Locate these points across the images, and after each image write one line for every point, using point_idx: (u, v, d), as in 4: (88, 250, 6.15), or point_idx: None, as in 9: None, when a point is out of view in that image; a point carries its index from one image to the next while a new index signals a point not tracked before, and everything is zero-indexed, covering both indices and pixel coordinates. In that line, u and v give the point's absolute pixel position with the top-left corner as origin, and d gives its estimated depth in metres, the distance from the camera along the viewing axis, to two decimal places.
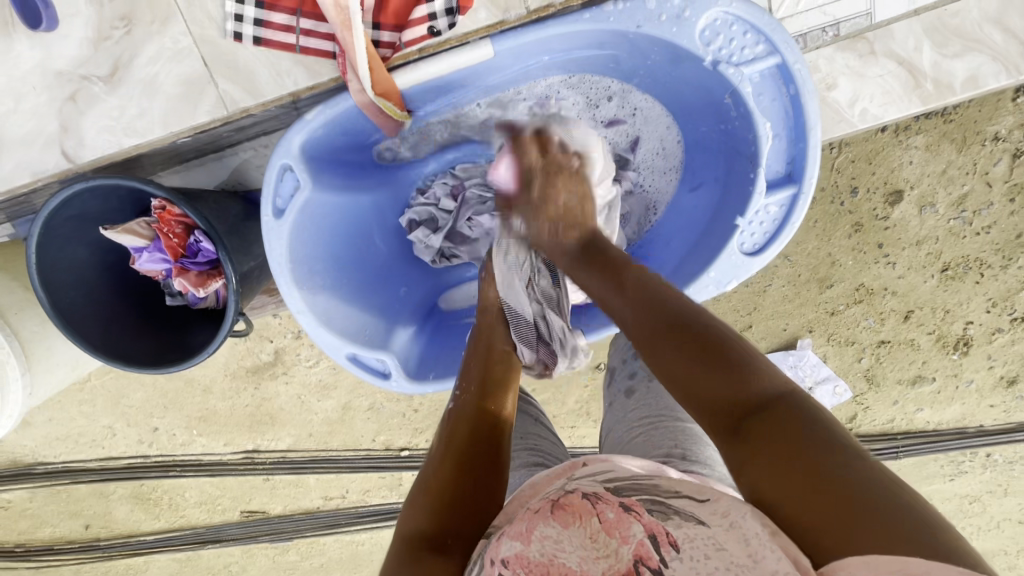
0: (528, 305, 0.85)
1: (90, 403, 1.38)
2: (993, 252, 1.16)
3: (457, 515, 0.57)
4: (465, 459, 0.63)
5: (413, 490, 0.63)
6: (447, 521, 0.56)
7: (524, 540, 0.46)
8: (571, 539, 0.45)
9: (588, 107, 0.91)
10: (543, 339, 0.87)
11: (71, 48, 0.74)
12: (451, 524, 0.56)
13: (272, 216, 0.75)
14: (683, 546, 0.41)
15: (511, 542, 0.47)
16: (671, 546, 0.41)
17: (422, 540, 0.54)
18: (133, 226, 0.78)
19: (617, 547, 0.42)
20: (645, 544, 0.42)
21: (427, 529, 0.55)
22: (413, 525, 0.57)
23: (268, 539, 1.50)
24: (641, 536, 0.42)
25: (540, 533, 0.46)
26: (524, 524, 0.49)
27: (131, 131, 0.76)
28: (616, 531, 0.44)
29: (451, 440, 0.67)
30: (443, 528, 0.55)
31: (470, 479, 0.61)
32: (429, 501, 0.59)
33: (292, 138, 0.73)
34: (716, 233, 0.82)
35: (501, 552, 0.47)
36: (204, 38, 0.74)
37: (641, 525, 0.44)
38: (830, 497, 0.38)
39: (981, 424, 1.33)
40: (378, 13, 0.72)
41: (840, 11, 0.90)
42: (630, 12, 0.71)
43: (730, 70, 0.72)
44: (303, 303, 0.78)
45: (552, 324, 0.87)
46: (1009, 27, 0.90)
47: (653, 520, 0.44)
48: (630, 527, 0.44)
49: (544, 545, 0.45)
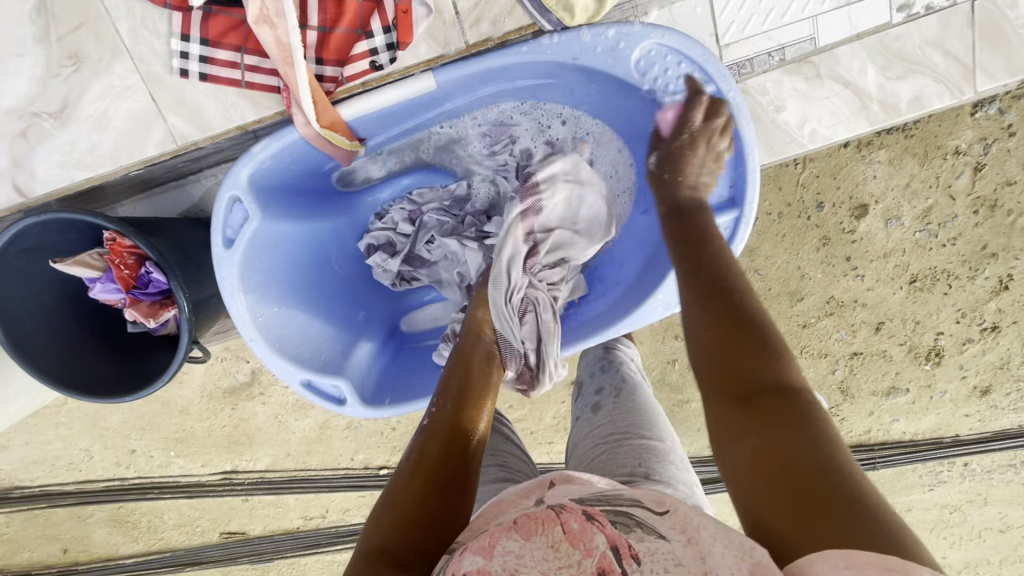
0: (523, 335, 0.85)
1: (66, 426, 1.37)
2: (960, 263, 1.18)
3: (426, 531, 0.57)
4: (436, 477, 0.63)
5: (378, 503, 0.63)
6: (411, 538, 0.56)
7: (486, 556, 0.47)
8: (533, 552, 0.47)
9: (541, 131, 0.92)
10: (531, 370, 0.86)
11: (20, 86, 0.75)
12: (415, 541, 0.56)
13: (222, 246, 0.76)
14: (644, 559, 0.45)
15: (473, 557, 0.48)
16: (633, 560, 0.45)
17: (384, 557, 0.54)
18: (85, 258, 0.78)
19: (580, 559, 0.46)
20: (607, 557, 0.45)
21: (389, 541, 0.56)
22: (377, 541, 0.56)
23: (248, 560, 1.49)
24: (605, 549, 0.46)
25: (503, 547, 0.48)
26: (488, 539, 0.50)
27: (82, 165, 0.77)
28: (579, 543, 0.47)
29: (422, 458, 0.65)
30: (406, 543, 0.56)
31: (436, 496, 0.61)
32: (395, 516, 0.59)
33: (240, 170, 0.74)
34: (664, 255, 0.84)
35: (463, 566, 0.48)
36: (151, 75, 0.75)
37: (604, 536, 0.47)
38: (823, 488, 0.44)
39: (957, 434, 1.34)
40: (320, 49, 0.73)
41: (785, 36, 0.92)
42: (566, 45, 0.73)
43: (665, 98, 0.76)
44: (257, 332, 0.80)
45: (546, 360, 0.85)
46: (950, 51, 0.93)
47: (616, 532, 0.48)
48: (593, 539, 0.47)
49: (506, 560, 0.46)
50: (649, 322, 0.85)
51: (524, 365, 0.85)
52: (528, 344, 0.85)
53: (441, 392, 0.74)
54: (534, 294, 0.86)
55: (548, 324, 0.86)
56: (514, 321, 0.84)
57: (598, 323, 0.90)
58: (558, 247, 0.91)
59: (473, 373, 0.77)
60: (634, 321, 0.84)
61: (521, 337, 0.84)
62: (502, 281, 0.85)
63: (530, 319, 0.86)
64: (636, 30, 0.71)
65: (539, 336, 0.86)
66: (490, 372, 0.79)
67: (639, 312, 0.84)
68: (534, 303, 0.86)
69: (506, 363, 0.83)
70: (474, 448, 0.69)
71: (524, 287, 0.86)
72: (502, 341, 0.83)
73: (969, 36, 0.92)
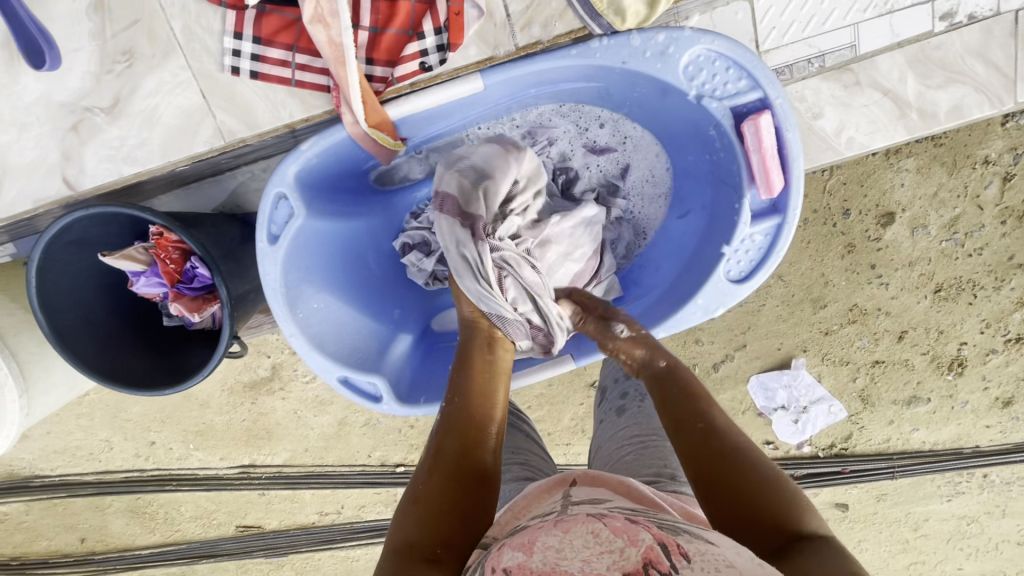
0: (515, 303, 0.81)
1: (88, 417, 1.38)
2: (986, 273, 1.17)
3: (454, 528, 0.59)
4: (458, 472, 0.64)
5: (402, 500, 0.64)
6: (440, 533, 0.58)
7: (526, 551, 0.48)
8: (573, 543, 0.47)
9: (580, 133, 0.93)
10: (544, 329, 0.85)
11: (73, 81, 0.77)
12: (445, 537, 0.58)
13: (267, 242, 0.77)
14: (692, 558, 0.45)
15: (513, 552, 0.49)
16: (682, 557, 0.45)
17: (412, 551, 0.56)
18: (132, 252, 0.80)
19: (624, 547, 0.46)
20: (654, 550, 0.45)
21: (417, 536, 0.58)
22: (404, 536, 0.58)
23: (263, 554, 1.50)
24: (652, 542, 0.46)
25: (543, 544, 0.48)
26: (527, 536, 0.51)
27: (131, 160, 0.79)
28: (622, 534, 0.48)
29: (441, 454, 0.66)
30: (435, 538, 0.57)
31: (458, 491, 0.62)
32: (421, 512, 0.60)
33: (288, 167, 0.75)
34: (704, 260, 0.84)
35: (503, 561, 0.49)
36: (202, 72, 0.77)
37: (651, 535, 0.48)
38: None
39: (977, 444, 1.33)
40: (371, 49, 0.74)
41: (826, 43, 0.92)
42: (615, 48, 0.73)
43: (714, 104, 0.75)
44: (297, 328, 0.80)
45: (548, 313, 0.83)
46: (991, 60, 0.92)
47: (663, 533, 0.49)
48: (639, 534, 0.48)
49: (547, 554, 0.47)
50: (686, 326, 0.85)
51: (532, 329, 0.84)
52: (524, 306, 0.81)
53: (452, 387, 0.73)
54: (505, 255, 0.79)
55: (533, 280, 0.82)
56: (499, 296, 0.79)
57: None
58: (491, 197, 0.81)
59: (476, 361, 0.76)
60: (672, 326, 0.85)
61: (513, 305, 0.81)
62: (464, 269, 0.78)
63: (513, 283, 0.80)
64: (685, 34, 0.72)
65: (530, 293, 0.82)
66: (495, 359, 0.78)
67: (676, 318, 0.84)
68: (514, 266, 0.80)
69: (511, 335, 0.81)
70: (491, 440, 0.69)
71: (491, 255, 0.78)
72: (499, 318, 0.79)
73: (1010, 45, 0.92)
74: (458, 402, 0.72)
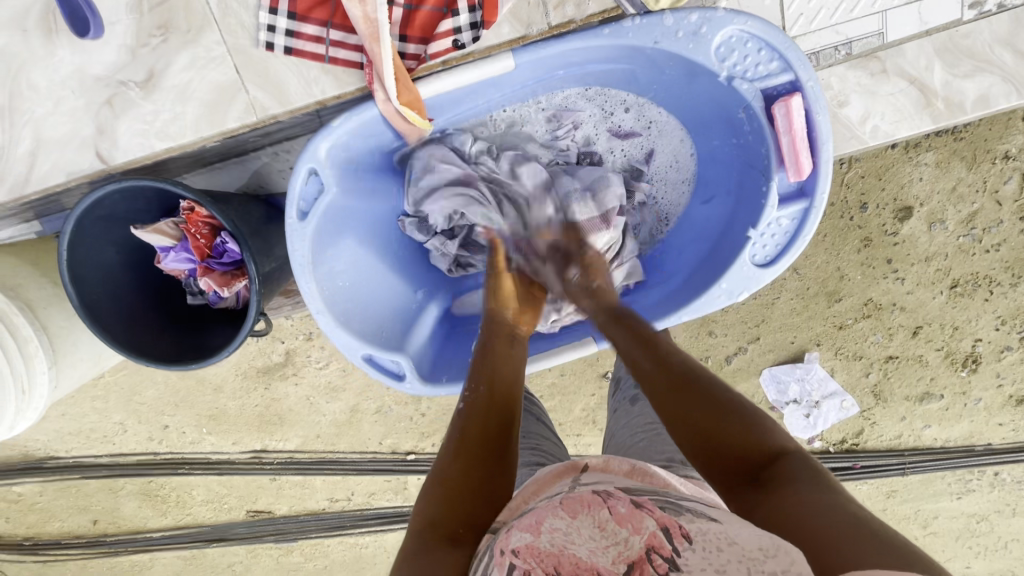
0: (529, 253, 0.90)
1: (103, 399, 1.39)
2: (1002, 269, 1.17)
3: (479, 512, 0.59)
4: (482, 455, 0.63)
5: (424, 481, 0.64)
6: (462, 515, 0.58)
7: (534, 532, 0.49)
8: (580, 531, 0.49)
9: (605, 117, 0.93)
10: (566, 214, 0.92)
11: (110, 55, 0.78)
12: (466, 518, 0.58)
13: (296, 218, 0.77)
14: (694, 539, 0.45)
15: (522, 533, 0.50)
16: (684, 539, 0.45)
17: (436, 532, 0.56)
18: (162, 226, 0.81)
19: (628, 536, 0.46)
20: (657, 536, 0.46)
21: (440, 516, 0.58)
22: (427, 518, 0.58)
23: (273, 540, 1.50)
24: (654, 529, 0.47)
25: (550, 526, 0.50)
26: (535, 517, 0.52)
27: (164, 135, 0.81)
28: (627, 522, 0.48)
29: (465, 439, 0.65)
30: (457, 520, 0.57)
31: (483, 474, 0.61)
32: (444, 493, 0.60)
33: (319, 144, 0.76)
34: (728, 244, 0.84)
35: (511, 542, 0.49)
36: (237, 48, 0.79)
37: (653, 519, 0.48)
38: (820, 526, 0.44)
39: (989, 442, 1.32)
40: (405, 26, 0.77)
41: (854, 30, 0.92)
42: (647, 28, 0.74)
43: (744, 85, 0.76)
44: (323, 304, 0.81)
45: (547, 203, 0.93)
46: (1019, 50, 0.92)
47: (665, 515, 0.49)
48: (642, 520, 0.48)
49: (553, 537, 0.48)
50: (710, 311, 0.85)
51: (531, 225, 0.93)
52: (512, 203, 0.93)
53: (475, 374, 0.73)
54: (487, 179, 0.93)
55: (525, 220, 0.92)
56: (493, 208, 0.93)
57: (656, 311, 0.90)
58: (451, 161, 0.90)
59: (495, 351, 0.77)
60: (694, 310, 0.85)
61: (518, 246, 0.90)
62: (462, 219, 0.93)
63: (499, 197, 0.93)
64: (718, 15, 0.72)
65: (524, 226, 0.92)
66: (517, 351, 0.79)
67: (701, 301, 0.84)
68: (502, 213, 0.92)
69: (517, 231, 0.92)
70: (514, 422, 0.69)
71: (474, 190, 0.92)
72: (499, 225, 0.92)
73: None
74: (479, 392, 0.71)
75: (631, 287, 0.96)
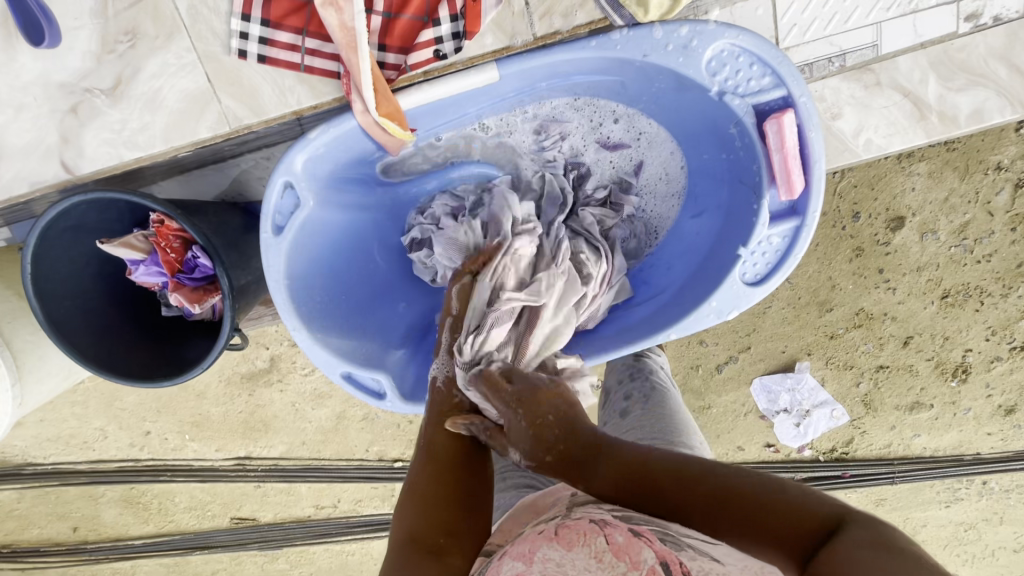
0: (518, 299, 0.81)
1: (82, 405, 1.35)
2: (994, 280, 1.16)
3: (454, 516, 0.59)
4: (451, 464, 0.66)
5: (402, 496, 0.64)
6: (440, 523, 0.58)
7: (525, 561, 0.47)
8: (574, 562, 0.46)
9: (593, 129, 0.90)
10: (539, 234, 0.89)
11: (74, 61, 0.75)
12: (445, 526, 0.57)
13: (272, 233, 0.75)
14: None
15: (513, 562, 0.48)
16: None
17: (417, 542, 0.55)
18: (131, 240, 0.78)
19: (625, 570, 0.43)
20: (657, 572, 0.42)
21: (419, 526, 0.57)
22: (409, 528, 0.57)
23: (257, 547, 1.46)
24: (654, 563, 0.43)
25: (543, 555, 0.47)
26: (528, 546, 0.50)
27: (132, 144, 0.78)
28: (625, 555, 0.45)
29: (433, 447, 0.68)
30: (435, 529, 0.57)
31: (453, 477, 0.64)
32: (419, 502, 0.60)
33: (295, 156, 0.74)
34: (718, 261, 0.82)
35: (502, 571, 0.48)
36: (208, 55, 0.76)
37: (653, 551, 0.44)
38: None
39: (978, 452, 1.31)
40: (384, 36, 0.74)
41: (847, 42, 0.90)
42: (637, 41, 0.72)
43: (736, 101, 0.74)
44: (301, 322, 0.79)
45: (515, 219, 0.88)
46: (1015, 64, 0.90)
47: (664, 548, 0.45)
48: (641, 552, 0.44)
49: (546, 567, 0.46)
50: (698, 329, 0.83)
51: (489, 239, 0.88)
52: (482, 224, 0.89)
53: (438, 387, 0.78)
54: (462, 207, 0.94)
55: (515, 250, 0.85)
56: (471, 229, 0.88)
57: (643, 328, 0.87)
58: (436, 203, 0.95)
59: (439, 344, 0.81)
60: (683, 328, 0.83)
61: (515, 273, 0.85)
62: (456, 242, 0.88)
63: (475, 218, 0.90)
64: (709, 28, 0.70)
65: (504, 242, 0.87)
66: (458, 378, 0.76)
67: (689, 319, 0.82)
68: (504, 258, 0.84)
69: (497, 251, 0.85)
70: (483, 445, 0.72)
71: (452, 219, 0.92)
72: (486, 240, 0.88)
73: None
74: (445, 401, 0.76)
75: (618, 304, 0.94)
